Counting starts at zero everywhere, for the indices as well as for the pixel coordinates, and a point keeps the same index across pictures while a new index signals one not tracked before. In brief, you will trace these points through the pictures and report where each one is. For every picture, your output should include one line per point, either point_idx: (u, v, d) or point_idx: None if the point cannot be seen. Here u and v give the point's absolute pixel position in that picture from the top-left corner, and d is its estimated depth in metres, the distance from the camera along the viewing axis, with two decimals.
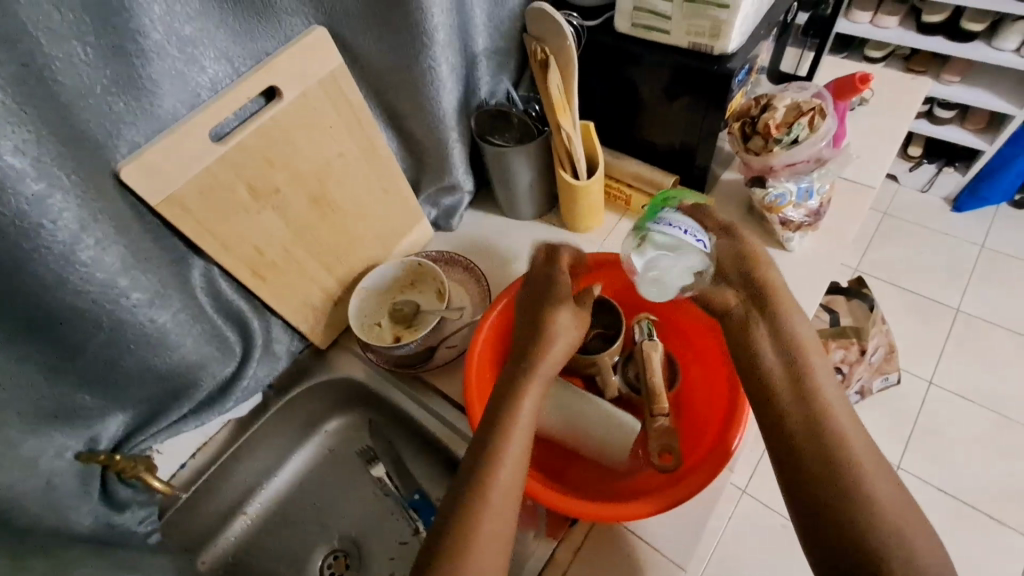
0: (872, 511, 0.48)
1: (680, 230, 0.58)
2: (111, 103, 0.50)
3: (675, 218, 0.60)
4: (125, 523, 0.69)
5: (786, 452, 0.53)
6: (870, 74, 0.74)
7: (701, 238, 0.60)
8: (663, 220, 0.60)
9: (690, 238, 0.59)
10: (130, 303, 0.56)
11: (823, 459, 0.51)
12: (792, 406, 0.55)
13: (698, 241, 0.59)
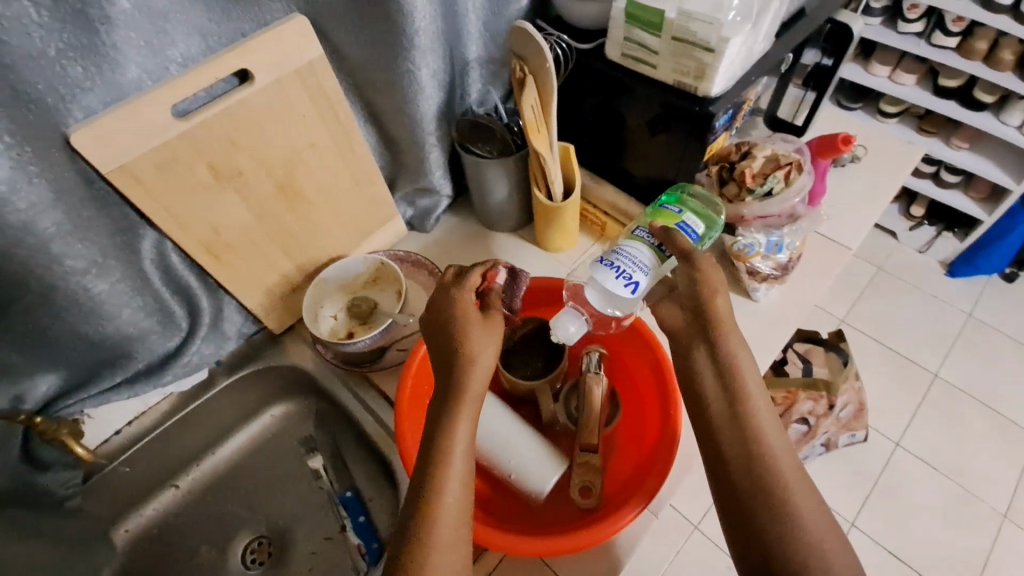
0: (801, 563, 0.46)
1: (605, 280, 0.58)
2: (66, 67, 0.50)
3: (625, 253, 0.59)
4: (47, 483, 0.70)
5: (726, 496, 0.51)
6: (853, 136, 0.73)
7: (636, 279, 0.58)
8: (597, 266, 0.59)
9: (618, 285, 0.58)
10: (64, 270, 0.57)
11: (757, 507, 0.49)
12: (720, 453, 0.52)
13: (628, 283, 0.58)
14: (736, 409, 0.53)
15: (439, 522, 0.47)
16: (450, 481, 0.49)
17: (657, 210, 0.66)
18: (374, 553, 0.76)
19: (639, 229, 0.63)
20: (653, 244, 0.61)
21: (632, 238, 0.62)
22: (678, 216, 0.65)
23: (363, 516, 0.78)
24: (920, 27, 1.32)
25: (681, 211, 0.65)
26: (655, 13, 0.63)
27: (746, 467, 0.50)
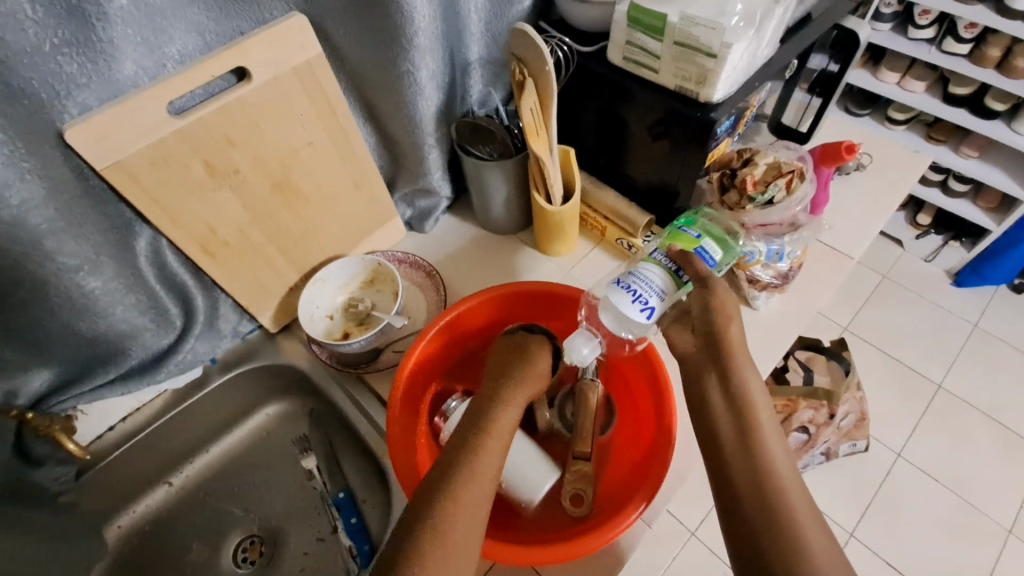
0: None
1: (623, 305, 0.57)
2: (61, 63, 0.49)
3: (642, 278, 0.58)
4: (38, 478, 0.69)
5: (727, 509, 0.49)
6: (857, 144, 0.72)
7: (653, 305, 0.58)
8: (613, 289, 0.58)
9: (635, 312, 0.57)
10: (58, 266, 0.57)
11: (763, 519, 0.47)
12: (715, 462, 0.51)
13: (644, 310, 0.57)
14: (736, 422, 0.53)
15: (426, 528, 0.47)
16: (464, 497, 0.50)
17: (675, 235, 0.65)
18: (365, 555, 0.75)
19: (657, 253, 0.62)
20: (670, 270, 0.60)
21: (649, 262, 0.61)
22: (697, 241, 0.64)
23: (355, 517, 0.78)
24: (930, 33, 1.30)
25: (700, 237, 0.64)
26: (657, 17, 0.63)
27: (751, 477, 0.49)
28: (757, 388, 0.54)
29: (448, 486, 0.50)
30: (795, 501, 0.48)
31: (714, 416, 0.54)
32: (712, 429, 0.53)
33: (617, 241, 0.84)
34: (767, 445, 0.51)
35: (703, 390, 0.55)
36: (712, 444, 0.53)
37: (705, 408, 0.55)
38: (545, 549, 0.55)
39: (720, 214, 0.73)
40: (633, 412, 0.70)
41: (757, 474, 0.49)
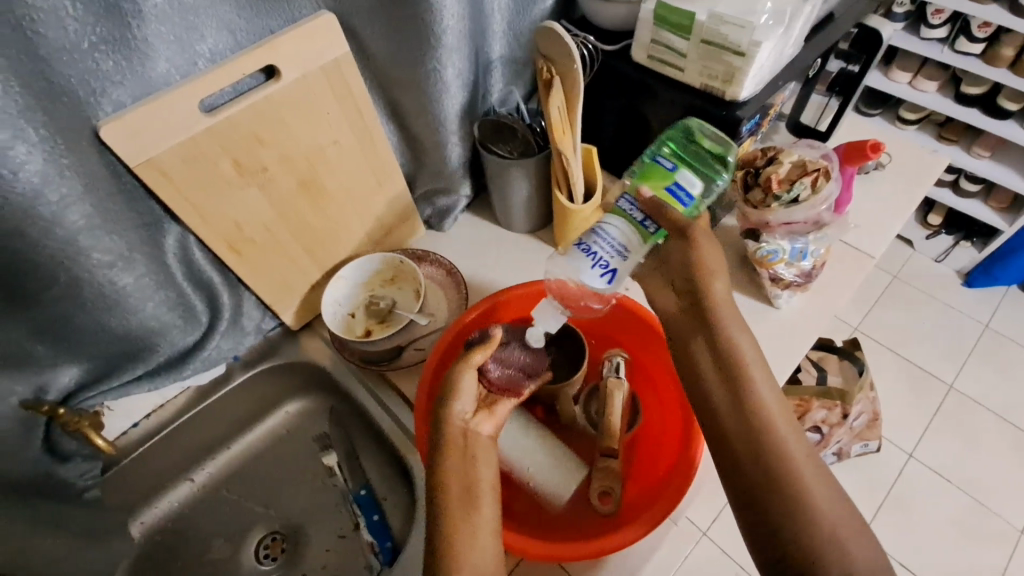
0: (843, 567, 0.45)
1: (579, 268, 0.55)
2: (98, 60, 0.50)
3: (602, 235, 0.56)
4: (66, 474, 0.69)
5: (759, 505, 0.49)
6: (882, 143, 0.72)
7: (612, 266, 0.56)
8: (572, 251, 0.57)
9: (592, 274, 0.55)
10: (91, 262, 0.57)
11: (785, 514, 0.47)
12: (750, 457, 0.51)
13: (602, 271, 0.55)
14: (745, 414, 0.52)
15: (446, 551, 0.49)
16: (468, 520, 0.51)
17: (649, 170, 0.60)
18: (387, 552, 0.75)
19: (624, 199, 0.59)
20: (635, 219, 0.57)
21: (614, 213, 0.59)
22: (669, 176, 0.59)
23: (378, 514, 0.77)
24: (943, 32, 1.30)
25: (675, 169, 0.59)
26: (685, 15, 0.63)
27: (784, 468, 0.49)
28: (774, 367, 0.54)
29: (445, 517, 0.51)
30: (818, 491, 0.48)
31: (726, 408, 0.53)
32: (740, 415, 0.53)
33: None
34: (780, 437, 0.51)
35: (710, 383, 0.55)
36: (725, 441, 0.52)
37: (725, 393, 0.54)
38: (581, 545, 0.56)
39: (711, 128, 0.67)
40: (658, 410, 0.71)
41: (778, 467, 0.49)
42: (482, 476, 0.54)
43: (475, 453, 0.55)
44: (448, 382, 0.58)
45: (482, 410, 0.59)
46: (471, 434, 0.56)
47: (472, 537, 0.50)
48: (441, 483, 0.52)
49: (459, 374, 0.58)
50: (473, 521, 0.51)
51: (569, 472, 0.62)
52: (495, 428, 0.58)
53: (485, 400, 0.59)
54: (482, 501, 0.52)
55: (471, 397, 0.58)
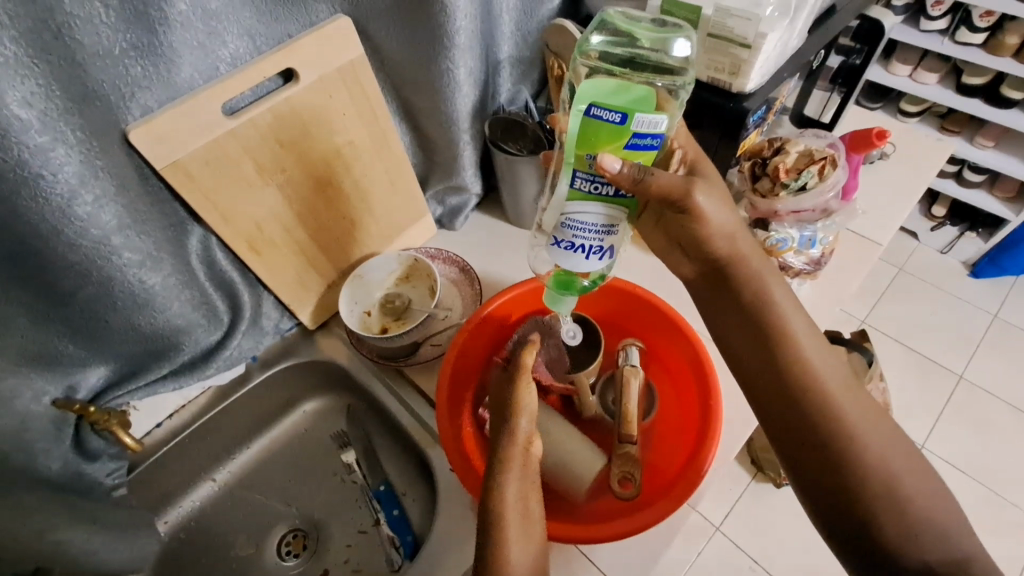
0: (913, 539, 0.47)
1: (578, 265, 0.52)
2: (128, 66, 0.52)
3: (580, 228, 0.49)
4: (93, 473, 0.71)
5: (826, 477, 0.51)
6: (887, 131, 0.74)
7: (607, 245, 0.51)
8: (560, 252, 0.51)
9: (591, 262, 0.51)
10: (121, 262, 0.59)
11: (853, 484, 0.50)
12: (809, 433, 0.52)
13: (600, 256, 0.51)
14: (812, 394, 0.53)
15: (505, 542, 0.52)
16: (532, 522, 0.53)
17: (591, 131, 0.44)
18: (409, 546, 0.76)
19: (579, 176, 0.47)
20: (607, 195, 0.48)
21: (574, 196, 0.48)
22: (624, 131, 0.44)
23: (398, 510, 0.79)
24: (943, 24, 1.31)
25: (626, 117, 0.43)
26: (691, 10, 0.65)
27: (841, 442, 0.51)
28: (812, 345, 0.55)
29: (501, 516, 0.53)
30: (892, 459, 0.50)
31: (788, 385, 0.54)
32: (791, 393, 0.54)
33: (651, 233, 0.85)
34: (850, 412, 0.52)
35: (765, 370, 0.55)
36: (789, 421, 0.54)
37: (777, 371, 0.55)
38: (604, 528, 0.57)
39: (635, 26, 0.50)
40: (675, 396, 0.72)
41: (846, 442, 0.51)
42: (533, 496, 0.56)
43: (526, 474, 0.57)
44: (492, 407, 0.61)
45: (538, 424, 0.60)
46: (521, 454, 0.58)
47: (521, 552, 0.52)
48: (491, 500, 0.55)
49: (522, 386, 0.59)
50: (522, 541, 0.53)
51: (590, 460, 0.63)
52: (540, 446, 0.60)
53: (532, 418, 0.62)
54: (531, 522, 0.54)
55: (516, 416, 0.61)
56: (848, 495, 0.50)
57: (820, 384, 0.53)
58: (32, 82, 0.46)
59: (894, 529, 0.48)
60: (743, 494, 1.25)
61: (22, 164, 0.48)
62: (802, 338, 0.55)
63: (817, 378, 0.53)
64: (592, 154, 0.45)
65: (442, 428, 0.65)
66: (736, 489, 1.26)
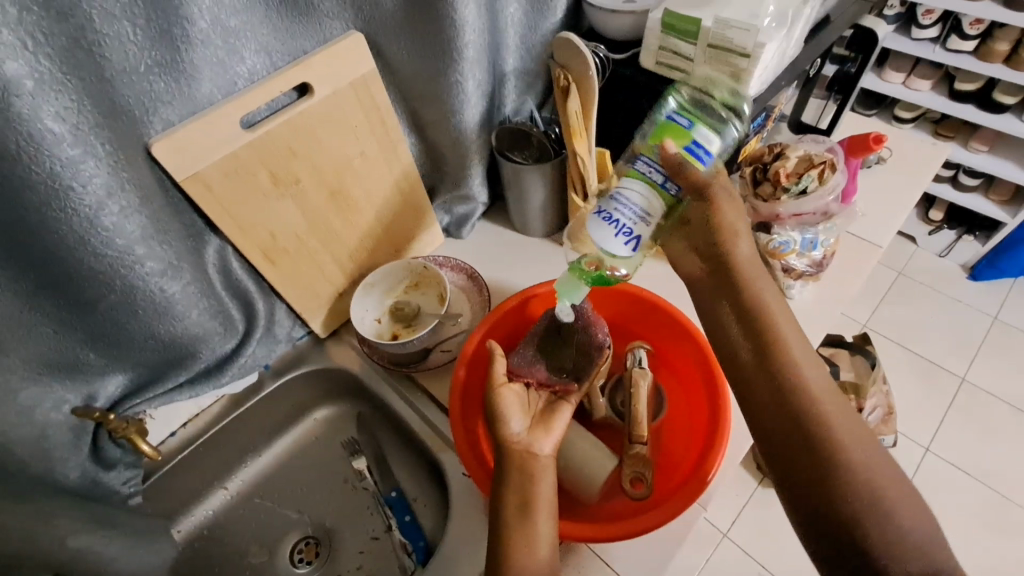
0: (899, 550, 0.46)
1: (606, 239, 0.54)
2: (151, 82, 0.54)
3: (625, 200, 0.55)
4: (110, 481, 0.72)
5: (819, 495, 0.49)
6: (884, 135, 0.76)
7: (638, 233, 0.54)
8: (593, 221, 0.55)
9: (619, 243, 0.54)
10: (143, 272, 0.60)
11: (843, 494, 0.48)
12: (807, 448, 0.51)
13: (626, 238, 0.54)
14: (800, 398, 0.52)
15: (521, 542, 0.53)
16: (541, 520, 0.54)
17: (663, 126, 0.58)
18: (421, 552, 0.76)
19: (641, 161, 0.57)
20: (655, 180, 0.56)
21: (632, 175, 0.57)
22: (687, 133, 0.56)
23: (410, 515, 0.79)
24: (935, 32, 1.34)
25: (692, 124, 0.57)
26: (691, 22, 0.67)
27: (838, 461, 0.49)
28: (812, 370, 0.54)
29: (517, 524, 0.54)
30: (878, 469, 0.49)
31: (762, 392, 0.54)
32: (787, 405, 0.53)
33: None
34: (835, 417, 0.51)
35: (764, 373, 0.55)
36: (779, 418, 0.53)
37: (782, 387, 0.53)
38: (616, 527, 0.58)
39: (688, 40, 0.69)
40: (683, 398, 0.73)
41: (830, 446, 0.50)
42: (541, 491, 0.56)
43: (534, 470, 0.57)
44: (493, 408, 0.62)
45: (538, 428, 0.61)
46: (531, 452, 0.59)
47: (527, 545, 0.53)
48: (501, 499, 0.56)
49: (500, 396, 0.63)
50: (528, 533, 0.54)
51: (602, 462, 0.64)
52: (553, 445, 0.61)
53: (539, 417, 0.62)
54: (536, 510, 0.55)
55: (520, 417, 0.62)
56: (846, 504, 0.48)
57: (807, 391, 0.52)
58: (64, 99, 0.48)
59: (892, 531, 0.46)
60: (751, 499, 1.25)
61: (52, 177, 0.49)
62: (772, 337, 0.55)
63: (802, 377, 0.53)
64: (657, 144, 0.58)
65: (456, 434, 0.66)
66: (744, 494, 1.26)
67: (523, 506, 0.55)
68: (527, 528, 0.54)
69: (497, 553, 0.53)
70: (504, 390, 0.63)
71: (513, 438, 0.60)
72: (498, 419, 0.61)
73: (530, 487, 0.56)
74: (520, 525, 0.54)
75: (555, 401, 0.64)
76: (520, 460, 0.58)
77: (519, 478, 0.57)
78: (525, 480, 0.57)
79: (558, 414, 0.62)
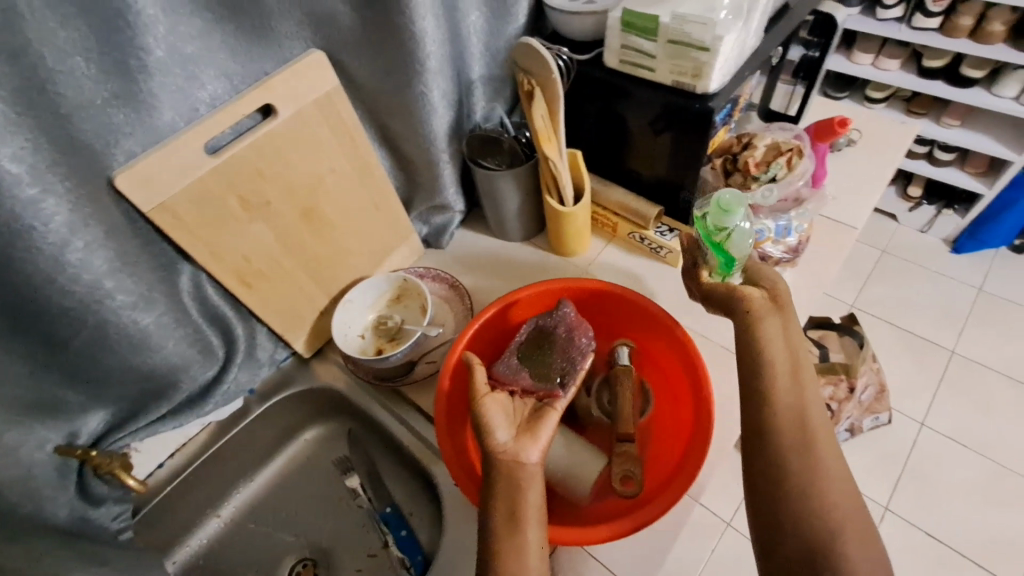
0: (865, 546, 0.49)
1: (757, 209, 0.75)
2: (110, 115, 0.53)
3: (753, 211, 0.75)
4: (99, 518, 0.71)
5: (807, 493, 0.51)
6: (848, 119, 0.77)
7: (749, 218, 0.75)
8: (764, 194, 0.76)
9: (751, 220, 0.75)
10: (115, 305, 0.60)
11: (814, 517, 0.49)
12: (793, 454, 0.53)
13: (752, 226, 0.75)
14: (788, 407, 0.55)
15: (511, 550, 0.53)
16: (530, 529, 0.54)
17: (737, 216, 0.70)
18: (420, 566, 0.76)
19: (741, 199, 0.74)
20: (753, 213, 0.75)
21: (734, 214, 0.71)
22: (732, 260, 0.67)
23: (406, 530, 0.79)
24: (899, 12, 1.36)
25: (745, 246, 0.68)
26: (650, 19, 0.67)
27: (818, 469, 0.52)
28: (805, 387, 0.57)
29: (506, 534, 0.54)
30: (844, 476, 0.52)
31: (753, 408, 0.56)
32: (779, 415, 0.55)
33: (630, 235, 0.88)
34: (819, 443, 0.53)
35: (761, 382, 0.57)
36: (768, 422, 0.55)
37: (776, 401, 0.56)
38: (606, 528, 0.58)
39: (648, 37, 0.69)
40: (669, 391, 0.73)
41: (810, 473, 0.51)
42: (530, 501, 0.56)
43: (522, 479, 0.56)
44: (477, 420, 0.61)
45: (524, 437, 0.60)
46: (518, 461, 0.58)
47: (517, 555, 0.53)
48: (490, 509, 0.56)
49: (483, 408, 0.61)
50: (518, 542, 0.53)
51: (591, 464, 0.63)
52: (540, 453, 0.59)
53: (525, 426, 0.61)
54: (526, 521, 0.54)
55: (505, 427, 0.60)
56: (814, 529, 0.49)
57: None
58: (20, 139, 0.48)
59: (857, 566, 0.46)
60: None
61: (14, 217, 0.49)
62: (774, 357, 0.58)
63: (787, 386, 0.56)
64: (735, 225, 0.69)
65: (443, 447, 0.66)
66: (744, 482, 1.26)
67: (512, 518, 0.54)
68: (516, 539, 0.53)
69: (487, 565, 0.53)
70: (488, 401, 0.62)
71: (499, 450, 0.59)
72: (483, 431, 0.60)
73: (517, 498, 0.55)
74: (509, 535, 0.54)
75: (541, 407, 0.62)
76: (507, 471, 0.57)
77: (507, 488, 0.56)
78: (514, 490, 0.56)
79: (543, 421, 0.61)
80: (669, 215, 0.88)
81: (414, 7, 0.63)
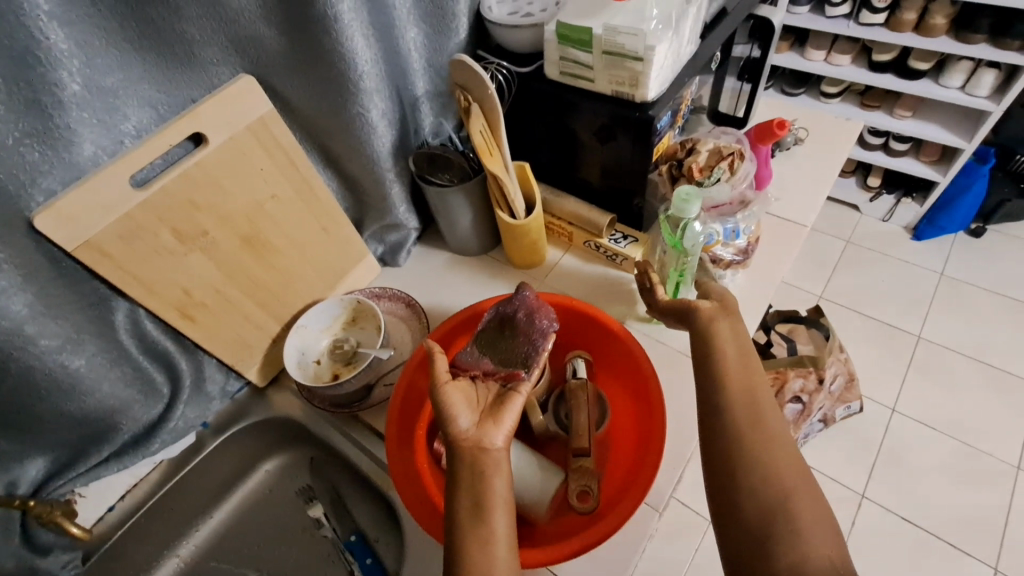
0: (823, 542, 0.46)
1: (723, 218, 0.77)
2: (24, 153, 0.51)
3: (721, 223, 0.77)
4: (48, 568, 0.70)
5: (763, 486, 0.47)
6: (786, 119, 0.78)
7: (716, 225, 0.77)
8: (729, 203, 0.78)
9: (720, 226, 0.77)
10: (40, 349, 0.59)
11: (770, 519, 0.46)
12: (745, 443, 0.50)
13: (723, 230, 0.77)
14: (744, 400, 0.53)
15: (478, 539, 0.47)
16: (496, 516, 0.49)
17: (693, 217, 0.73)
18: None
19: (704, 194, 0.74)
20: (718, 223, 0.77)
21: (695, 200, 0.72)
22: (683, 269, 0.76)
23: (371, 558, 0.77)
24: (846, 9, 1.39)
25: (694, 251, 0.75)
26: (583, 32, 0.67)
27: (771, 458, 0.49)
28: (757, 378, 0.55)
29: (467, 526, 0.48)
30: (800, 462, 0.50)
31: None
32: (730, 408, 0.53)
33: (585, 244, 0.88)
34: None
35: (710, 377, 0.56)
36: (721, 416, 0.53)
37: (727, 395, 0.54)
38: (562, 546, 0.57)
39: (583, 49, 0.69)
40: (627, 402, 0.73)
41: None
42: (496, 488, 0.50)
43: (487, 466, 0.51)
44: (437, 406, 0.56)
45: (487, 422, 0.54)
46: (481, 446, 0.53)
47: (483, 546, 0.47)
48: (453, 500, 0.50)
49: (443, 395, 0.56)
50: (483, 533, 0.48)
51: (547, 482, 0.63)
52: (506, 436, 0.54)
53: (489, 411, 0.55)
54: (491, 510, 0.49)
55: (468, 413, 0.55)
56: (772, 509, 0.45)
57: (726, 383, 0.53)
58: None
59: (821, 546, 0.43)
60: None
61: None
62: (720, 352, 0.57)
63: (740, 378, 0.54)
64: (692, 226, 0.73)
65: (394, 471, 0.66)
66: None
67: (476, 505, 0.49)
68: (481, 528, 0.48)
69: (451, 563, 0.47)
70: (447, 388, 0.57)
71: (462, 436, 0.53)
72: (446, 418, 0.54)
73: (481, 486, 0.50)
74: (474, 523, 0.48)
75: (505, 393, 0.58)
76: (471, 457, 0.52)
77: (470, 476, 0.51)
78: (478, 478, 0.50)
79: (508, 404, 0.55)
80: (623, 221, 0.88)
81: (342, 29, 0.62)
